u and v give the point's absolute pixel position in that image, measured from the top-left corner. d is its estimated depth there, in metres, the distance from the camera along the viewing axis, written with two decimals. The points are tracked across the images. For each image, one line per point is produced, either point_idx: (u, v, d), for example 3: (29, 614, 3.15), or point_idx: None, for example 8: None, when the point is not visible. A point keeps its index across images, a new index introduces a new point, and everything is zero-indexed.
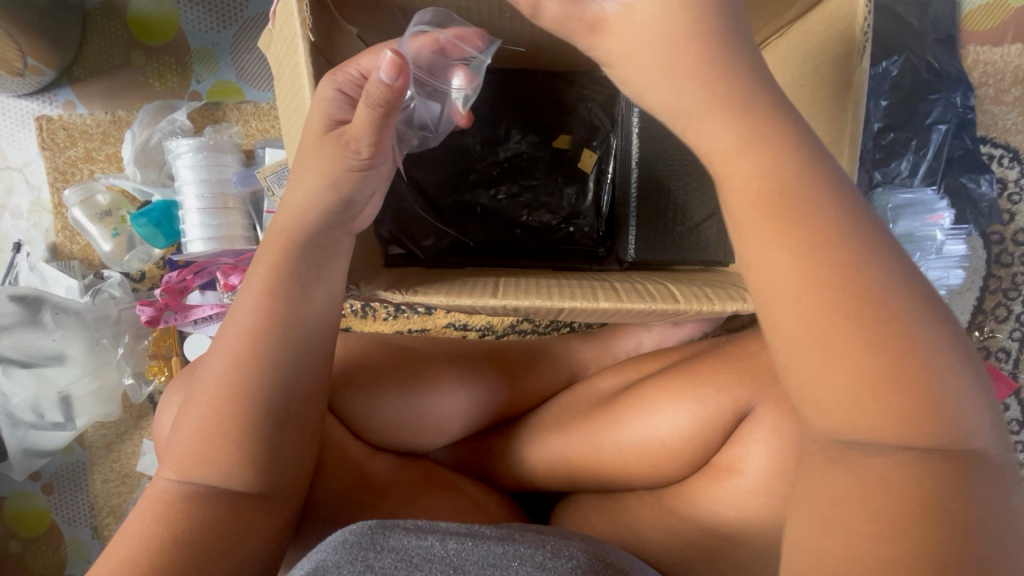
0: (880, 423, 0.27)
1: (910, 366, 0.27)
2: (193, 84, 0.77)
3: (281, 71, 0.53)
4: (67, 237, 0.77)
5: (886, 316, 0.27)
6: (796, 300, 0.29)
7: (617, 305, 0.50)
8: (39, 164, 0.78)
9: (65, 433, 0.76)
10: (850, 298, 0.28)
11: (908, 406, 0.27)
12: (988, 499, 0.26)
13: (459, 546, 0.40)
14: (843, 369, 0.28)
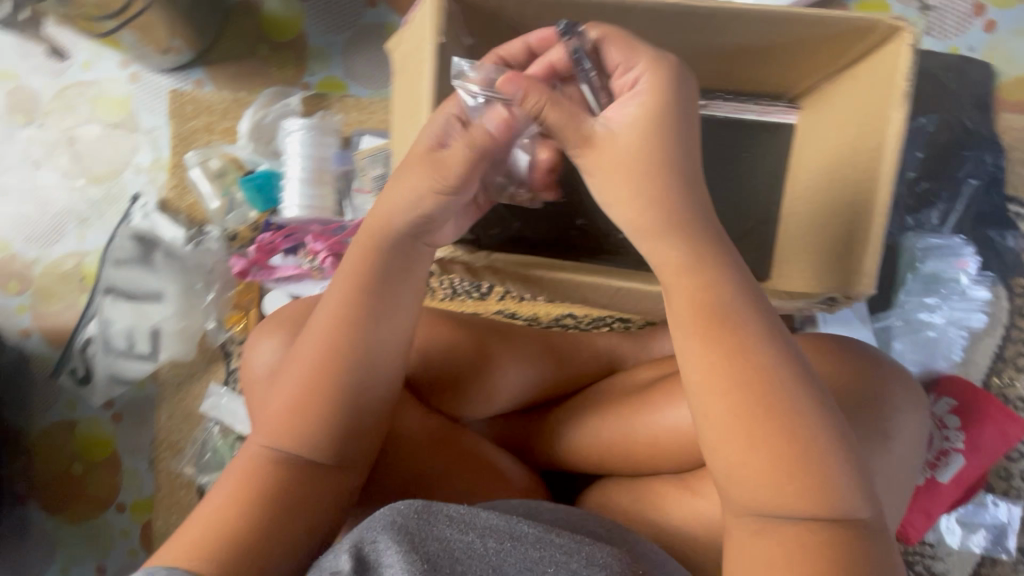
0: (789, 505, 0.37)
1: (813, 457, 0.37)
2: (306, 77, 0.89)
3: (404, 67, 0.64)
4: (177, 194, 0.88)
5: (796, 419, 0.37)
6: (731, 405, 0.38)
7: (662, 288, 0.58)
8: (164, 129, 0.90)
9: (147, 364, 0.84)
10: (772, 402, 0.38)
11: (809, 480, 0.37)
12: (870, 560, 0.37)
13: (498, 546, 0.43)
14: (765, 456, 0.37)
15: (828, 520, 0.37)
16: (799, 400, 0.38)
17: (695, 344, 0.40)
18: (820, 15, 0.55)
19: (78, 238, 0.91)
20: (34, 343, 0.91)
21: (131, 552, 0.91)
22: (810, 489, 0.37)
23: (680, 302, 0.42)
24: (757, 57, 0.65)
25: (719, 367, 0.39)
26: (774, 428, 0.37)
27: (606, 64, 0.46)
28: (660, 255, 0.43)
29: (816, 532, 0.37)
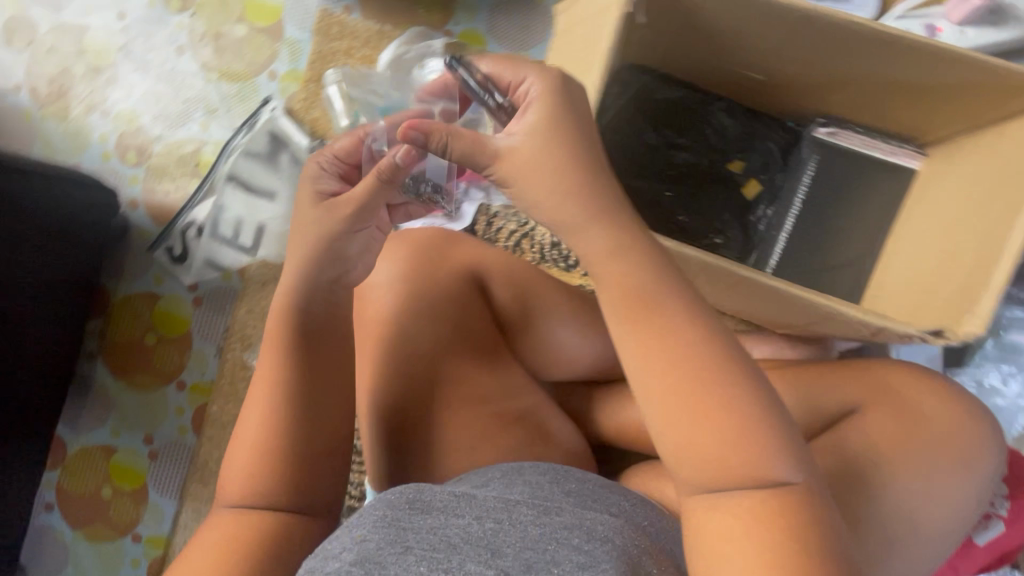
0: (731, 474, 0.41)
1: (733, 420, 0.41)
2: (450, 25, 0.93)
3: (573, 30, 0.67)
4: (304, 106, 0.93)
5: (715, 387, 0.42)
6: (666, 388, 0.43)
7: (785, 285, 0.59)
8: (306, 44, 0.94)
9: (244, 257, 0.91)
10: (698, 379, 0.42)
11: (733, 439, 0.41)
12: (810, 521, 0.40)
13: (495, 526, 0.51)
14: (700, 429, 0.42)
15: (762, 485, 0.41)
16: (729, 373, 0.42)
17: (628, 331, 0.45)
18: (993, 66, 0.57)
19: (201, 127, 0.96)
20: (139, 215, 0.97)
21: (181, 429, 0.96)
22: (749, 456, 0.41)
23: (610, 298, 0.46)
24: (906, 96, 0.68)
25: (650, 357, 0.43)
26: (702, 401, 0.42)
27: (498, 83, 0.53)
28: (590, 247, 0.47)
29: (757, 496, 0.41)
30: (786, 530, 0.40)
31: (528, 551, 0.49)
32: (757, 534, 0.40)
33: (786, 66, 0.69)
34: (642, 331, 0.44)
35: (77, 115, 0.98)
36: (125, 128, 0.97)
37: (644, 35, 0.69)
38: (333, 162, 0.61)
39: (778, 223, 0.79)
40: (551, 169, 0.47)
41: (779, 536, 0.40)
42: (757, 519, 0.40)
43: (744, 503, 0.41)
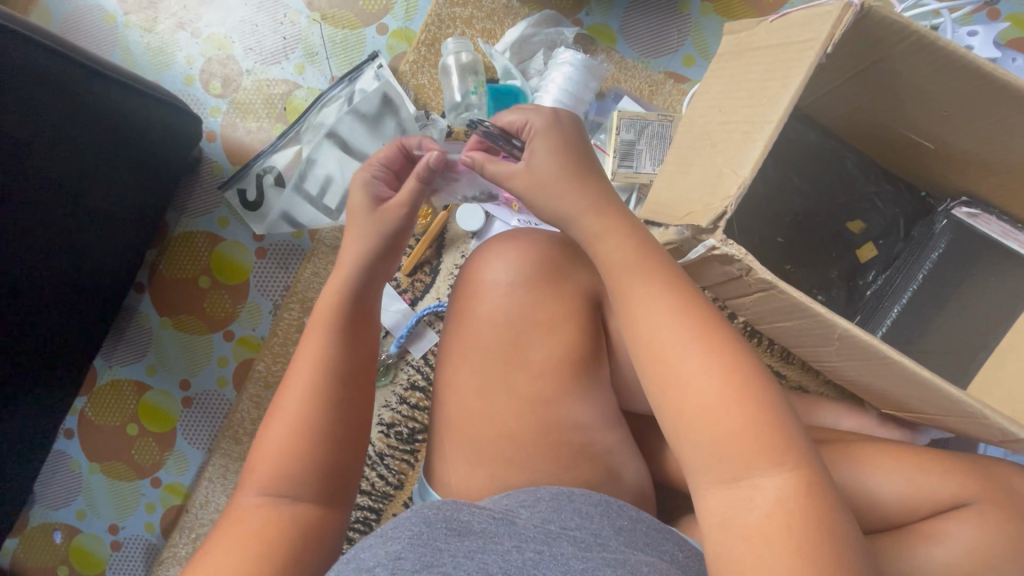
0: (754, 468, 0.41)
1: (749, 410, 0.42)
2: (581, 14, 0.86)
3: (748, 56, 0.61)
4: (411, 70, 0.87)
5: (732, 375, 0.43)
6: (685, 367, 0.44)
7: (936, 381, 0.53)
8: (425, 5, 0.88)
9: (323, 218, 0.84)
10: (713, 359, 0.44)
11: (751, 426, 0.41)
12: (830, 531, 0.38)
13: (536, 556, 0.49)
14: (714, 412, 0.42)
15: (782, 480, 0.40)
16: (739, 356, 0.44)
17: (637, 297, 0.49)
18: None
19: (296, 69, 0.90)
20: (214, 150, 0.91)
21: (220, 380, 0.92)
22: (759, 429, 0.41)
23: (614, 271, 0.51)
24: None
25: (652, 322, 0.47)
26: (714, 381, 0.43)
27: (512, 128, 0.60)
28: (586, 219, 0.54)
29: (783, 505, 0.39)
30: (797, 516, 0.39)
31: None
32: (784, 547, 0.38)
33: (952, 134, 0.65)
34: (656, 306, 0.48)
35: (164, 28, 0.91)
36: (213, 53, 0.91)
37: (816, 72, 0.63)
38: (381, 169, 0.65)
39: (891, 298, 0.76)
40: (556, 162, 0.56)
41: (795, 524, 0.38)
42: (777, 506, 0.39)
43: (773, 508, 0.39)
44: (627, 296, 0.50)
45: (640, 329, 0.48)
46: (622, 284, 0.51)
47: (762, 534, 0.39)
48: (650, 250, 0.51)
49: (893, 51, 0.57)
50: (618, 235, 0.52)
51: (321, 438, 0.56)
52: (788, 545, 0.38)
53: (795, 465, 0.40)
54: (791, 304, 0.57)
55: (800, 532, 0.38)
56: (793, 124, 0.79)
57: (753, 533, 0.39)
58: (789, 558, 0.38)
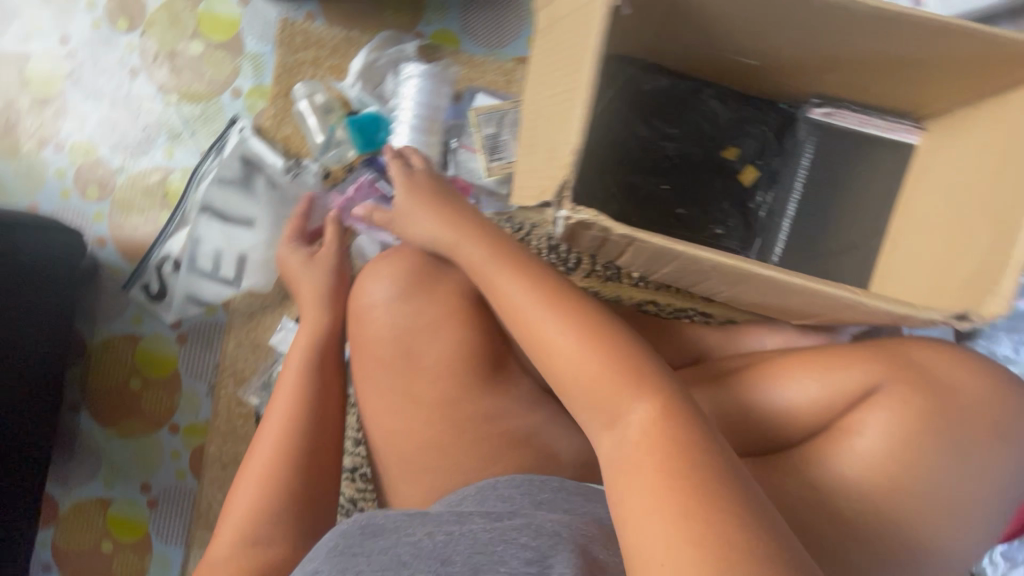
0: (630, 416, 0.43)
1: (622, 365, 0.45)
2: (420, 26, 0.88)
3: (560, 25, 0.62)
4: (274, 124, 0.88)
5: (598, 337, 0.47)
6: (560, 334, 0.48)
7: (806, 283, 0.54)
8: (270, 57, 0.89)
9: (227, 289, 0.85)
10: (578, 323, 0.48)
11: (624, 380, 0.45)
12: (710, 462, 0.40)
13: (445, 538, 0.48)
14: (593, 373, 0.46)
15: (662, 423, 0.42)
16: (604, 321, 0.49)
17: (512, 283, 0.53)
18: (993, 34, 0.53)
19: (166, 154, 0.90)
20: (108, 253, 0.91)
21: (178, 474, 0.92)
22: (620, 375, 0.45)
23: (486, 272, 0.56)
24: (901, 71, 0.64)
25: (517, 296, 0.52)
26: (583, 345, 0.47)
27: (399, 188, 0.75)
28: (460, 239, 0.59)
29: (671, 448, 0.41)
30: (657, 439, 0.41)
31: (482, 557, 0.46)
32: (668, 483, 0.39)
33: (771, 44, 0.66)
34: (526, 287, 0.52)
35: (27, 150, 0.91)
36: (82, 160, 0.91)
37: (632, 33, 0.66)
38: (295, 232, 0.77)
39: (779, 214, 0.77)
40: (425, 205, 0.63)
41: (659, 453, 0.41)
42: (648, 440, 0.42)
43: (654, 449, 0.41)
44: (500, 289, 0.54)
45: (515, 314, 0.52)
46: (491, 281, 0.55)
47: (656, 474, 0.40)
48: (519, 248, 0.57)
49: None
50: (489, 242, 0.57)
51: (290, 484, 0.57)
52: (651, 473, 0.40)
53: (663, 407, 0.43)
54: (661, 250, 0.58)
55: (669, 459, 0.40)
56: (642, 75, 0.81)
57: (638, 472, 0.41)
58: (653, 484, 0.39)
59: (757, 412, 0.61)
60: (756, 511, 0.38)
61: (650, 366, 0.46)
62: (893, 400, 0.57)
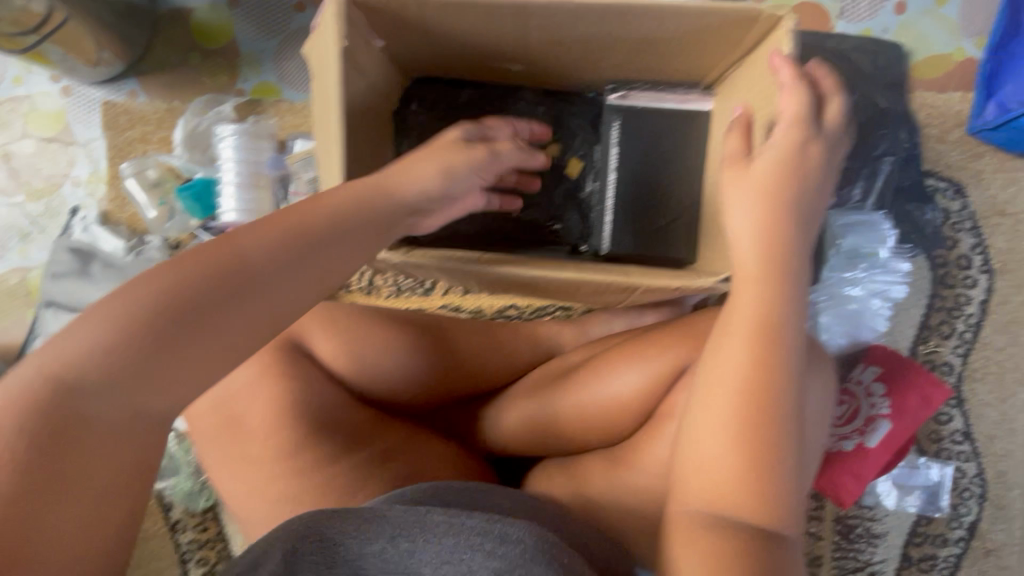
0: (724, 367, 0.45)
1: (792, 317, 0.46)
2: (239, 83, 0.90)
3: (318, 63, 0.62)
4: (118, 206, 0.89)
5: (785, 284, 0.47)
6: (769, 302, 0.46)
7: (577, 275, 0.59)
8: (100, 141, 0.90)
9: None
10: (781, 283, 0.47)
11: (754, 335, 0.45)
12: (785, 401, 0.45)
13: (411, 545, 0.42)
14: (745, 325, 0.46)
15: (755, 368, 0.45)
16: (769, 279, 0.47)
17: (753, 255, 0.48)
18: (708, 9, 0.56)
19: (20, 254, 0.91)
20: None
21: None
22: (742, 328, 0.46)
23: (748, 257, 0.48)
24: (661, 51, 0.66)
25: (741, 252, 0.49)
26: (786, 306, 0.46)
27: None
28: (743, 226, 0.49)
29: (741, 402, 0.44)
30: (784, 406, 0.44)
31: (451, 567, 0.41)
32: (740, 434, 0.43)
33: (538, 48, 0.68)
34: (757, 271, 0.47)
35: None
36: None
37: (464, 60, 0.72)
38: None
39: (603, 199, 0.78)
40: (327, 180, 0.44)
41: (760, 419, 0.43)
42: (738, 401, 0.44)
43: (734, 402, 0.44)
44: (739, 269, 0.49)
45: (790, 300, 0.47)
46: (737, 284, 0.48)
47: (745, 427, 0.43)
48: (776, 209, 0.49)
49: (418, 12, 0.60)
50: (762, 212, 0.49)
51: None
52: (738, 432, 0.43)
53: (753, 362, 0.45)
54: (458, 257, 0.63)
55: (760, 425, 0.43)
56: (449, 89, 0.81)
57: (721, 435, 0.44)
58: (739, 451, 0.43)
59: (589, 403, 0.67)
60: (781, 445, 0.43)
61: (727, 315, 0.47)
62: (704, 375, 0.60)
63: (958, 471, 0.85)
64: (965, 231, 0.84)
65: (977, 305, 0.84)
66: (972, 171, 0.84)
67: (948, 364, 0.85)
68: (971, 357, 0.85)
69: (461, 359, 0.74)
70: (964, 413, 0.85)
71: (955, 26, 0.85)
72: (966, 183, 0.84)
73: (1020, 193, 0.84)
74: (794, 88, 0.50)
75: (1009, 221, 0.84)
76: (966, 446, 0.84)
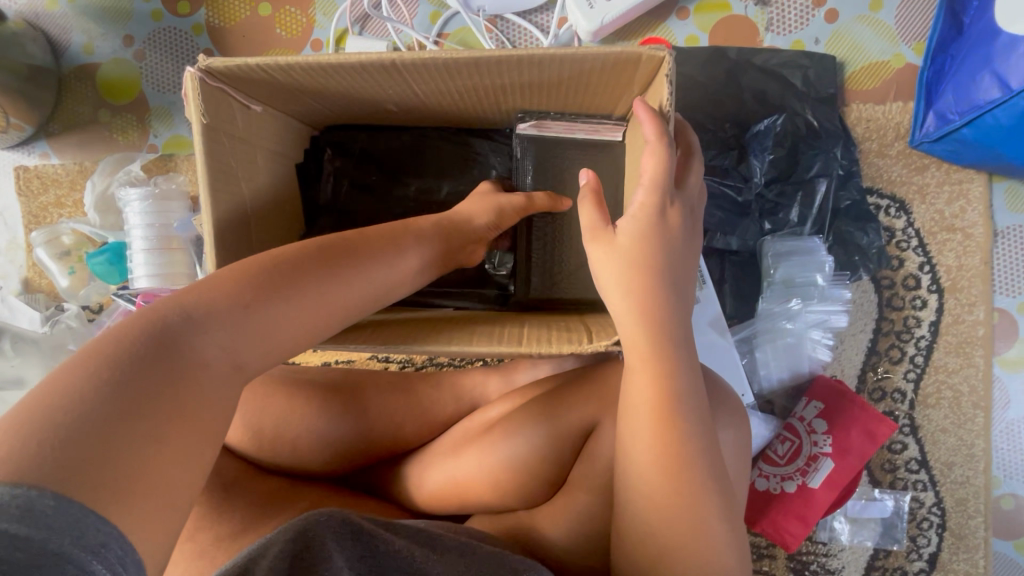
0: (635, 449, 0.48)
1: (681, 389, 0.48)
2: (150, 138, 0.87)
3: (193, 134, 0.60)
4: (37, 272, 0.87)
5: (672, 354, 0.49)
6: (664, 375, 0.49)
7: (465, 347, 0.56)
8: (14, 208, 0.88)
9: None
10: (669, 357, 0.49)
11: (656, 416, 0.47)
12: (705, 471, 0.47)
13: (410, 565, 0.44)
14: (646, 410, 0.48)
15: (667, 447, 0.47)
16: (662, 357, 0.49)
17: (640, 331, 0.50)
18: (584, 53, 0.52)
19: None
20: None
21: None
22: (654, 409, 0.48)
23: (631, 330, 0.50)
24: (556, 90, 0.62)
25: (629, 330, 0.51)
26: (672, 381, 0.49)
27: None
28: (620, 307, 0.51)
29: (664, 478, 0.47)
30: (700, 463, 0.47)
31: None
32: (675, 502, 0.46)
33: (430, 93, 0.65)
34: (645, 346, 0.50)
35: None
36: None
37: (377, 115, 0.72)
38: None
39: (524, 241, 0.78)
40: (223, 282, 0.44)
41: (682, 480, 0.46)
42: (658, 472, 0.47)
43: (660, 480, 0.47)
44: (631, 344, 0.50)
45: (680, 373, 0.49)
46: (632, 359, 0.50)
47: (672, 501, 0.46)
48: (649, 292, 0.50)
49: (287, 74, 0.57)
50: (635, 284, 0.51)
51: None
52: (669, 502, 0.46)
53: (662, 438, 0.47)
54: (347, 327, 0.59)
55: (683, 482, 0.46)
56: (360, 136, 0.78)
57: (650, 505, 0.47)
58: (664, 511, 0.46)
59: (504, 462, 0.64)
60: (706, 506, 0.47)
61: (632, 394, 0.49)
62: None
63: (915, 500, 0.81)
64: (911, 249, 0.80)
65: (928, 327, 0.80)
66: (916, 186, 0.80)
67: (899, 391, 0.80)
68: (924, 382, 0.80)
69: (378, 420, 0.72)
70: (919, 440, 0.81)
71: (893, 31, 0.79)
72: (909, 199, 0.80)
73: (969, 206, 0.79)
74: (655, 148, 0.49)
75: (959, 236, 0.79)
76: (922, 474, 0.80)
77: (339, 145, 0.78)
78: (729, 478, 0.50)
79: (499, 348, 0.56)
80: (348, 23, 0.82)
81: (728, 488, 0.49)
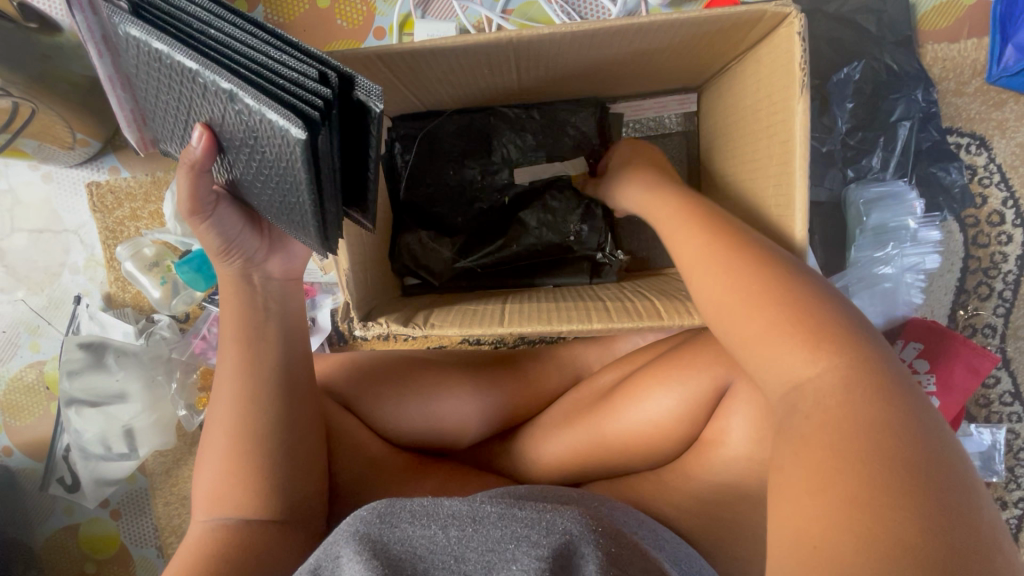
0: (790, 378, 0.37)
1: (827, 305, 0.38)
2: None
3: None
4: (120, 287, 0.88)
5: (776, 270, 0.42)
6: (786, 290, 0.40)
7: (607, 326, 0.57)
8: (91, 225, 0.88)
9: (129, 462, 0.84)
10: (784, 274, 0.41)
11: (802, 332, 0.37)
12: (890, 398, 0.34)
13: (461, 534, 0.39)
14: (778, 329, 0.38)
15: (833, 367, 0.36)
16: (778, 273, 0.41)
17: (722, 257, 0.44)
18: (704, 15, 0.53)
19: (32, 349, 0.89)
20: (19, 459, 0.90)
21: None
22: (787, 319, 0.38)
23: (725, 259, 0.44)
24: (657, 55, 0.62)
25: (712, 255, 0.45)
26: (799, 294, 0.39)
27: (196, 154, 0.45)
28: (706, 238, 0.47)
29: (838, 401, 0.34)
30: (897, 454, 0.31)
31: (496, 561, 0.38)
32: (846, 429, 0.33)
33: (527, 69, 0.64)
34: (745, 268, 0.42)
35: None
36: None
37: (465, 92, 0.69)
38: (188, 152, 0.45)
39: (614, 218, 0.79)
40: (230, 373, 0.54)
41: (846, 405, 0.34)
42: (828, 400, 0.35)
43: (838, 410, 0.34)
44: (730, 269, 0.43)
45: (810, 290, 0.40)
46: (731, 283, 0.42)
47: (852, 434, 0.32)
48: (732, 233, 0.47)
49: (397, 64, 0.58)
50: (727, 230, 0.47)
51: (233, 490, 0.52)
52: (844, 430, 0.33)
53: (828, 355, 0.36)
54: (467, 313, 0.62)
55: (853, 446, 0.31)
56: (434, 123, 0.77)
57: (827, 448, 0.32)
58: (829, 500, 0.30)
59: (627, 428, 0.65)
60: (902, 429, 0.32)
61: (758, 312, 0.40)
62: (743, 397, 0.58)
63: (1011, 431, 0.83)
64: (994, 185, 0.80)
65: (1015, 261, 0.81)
66: (995, 122, 0.80)
67: (990, 326, 0.82)
68: (1014, 316, 0.82)
69: (495, 399, 0.74)
70: (1011, 372, 0.82)
71: None
72: (990, 136, 0.80)
73: None
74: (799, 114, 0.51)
75: None
76: (1017, 406, 0.82)
77: (410, 137, 0.77)
78: (950, 443, 0.32)
79: (625, 319, 0.58)
80: (411, 7, 0.82)
81: (956, 478, 0.30)
